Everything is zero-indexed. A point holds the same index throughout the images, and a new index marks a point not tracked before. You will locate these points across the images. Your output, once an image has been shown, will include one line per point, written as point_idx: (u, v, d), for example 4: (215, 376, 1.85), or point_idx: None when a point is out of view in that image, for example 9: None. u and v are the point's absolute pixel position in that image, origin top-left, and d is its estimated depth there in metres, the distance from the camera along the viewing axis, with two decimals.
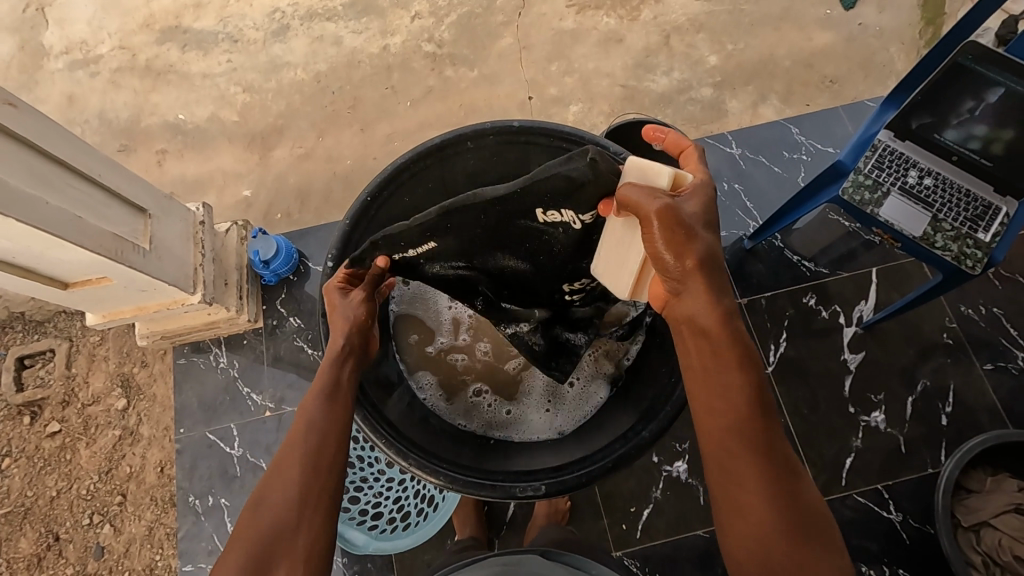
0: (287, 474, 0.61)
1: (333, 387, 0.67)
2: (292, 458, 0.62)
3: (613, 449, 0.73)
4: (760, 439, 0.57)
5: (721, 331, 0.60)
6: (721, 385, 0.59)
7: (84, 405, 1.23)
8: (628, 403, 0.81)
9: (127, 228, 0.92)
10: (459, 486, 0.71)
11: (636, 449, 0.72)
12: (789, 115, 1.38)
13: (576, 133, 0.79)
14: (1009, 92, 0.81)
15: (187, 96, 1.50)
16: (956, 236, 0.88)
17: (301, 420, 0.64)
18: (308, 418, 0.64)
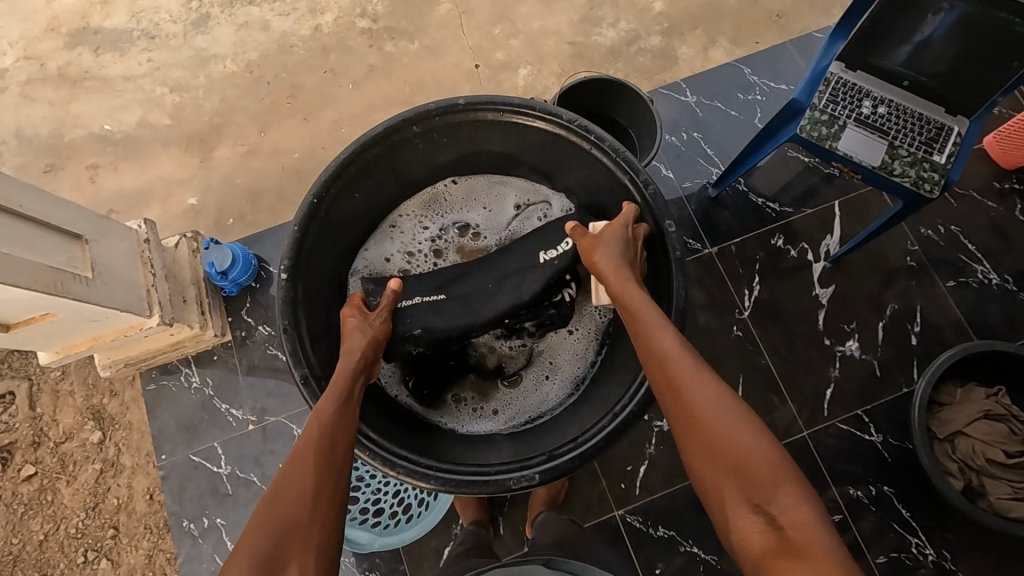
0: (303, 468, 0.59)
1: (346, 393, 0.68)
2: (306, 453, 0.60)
3: (603, 426, 0.73)
4: (693, 388, 0.61)
5: (642, 306, 0.68)
6: (655, 353, 0.64)
7: (57, 443, 1.18)
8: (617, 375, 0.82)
9: (62, 257, 0.86)
10: (452, 487, 0.70)
11: (625, 423, 0.71)
12: (739, 55, 1.36)
13: (526, 103, 0.75)
14: (968, 18, 0.79)
15: (110, 103, 1.39)
16: (913, 161, 0.89)
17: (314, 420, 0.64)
18: (321, 419, 0.64)
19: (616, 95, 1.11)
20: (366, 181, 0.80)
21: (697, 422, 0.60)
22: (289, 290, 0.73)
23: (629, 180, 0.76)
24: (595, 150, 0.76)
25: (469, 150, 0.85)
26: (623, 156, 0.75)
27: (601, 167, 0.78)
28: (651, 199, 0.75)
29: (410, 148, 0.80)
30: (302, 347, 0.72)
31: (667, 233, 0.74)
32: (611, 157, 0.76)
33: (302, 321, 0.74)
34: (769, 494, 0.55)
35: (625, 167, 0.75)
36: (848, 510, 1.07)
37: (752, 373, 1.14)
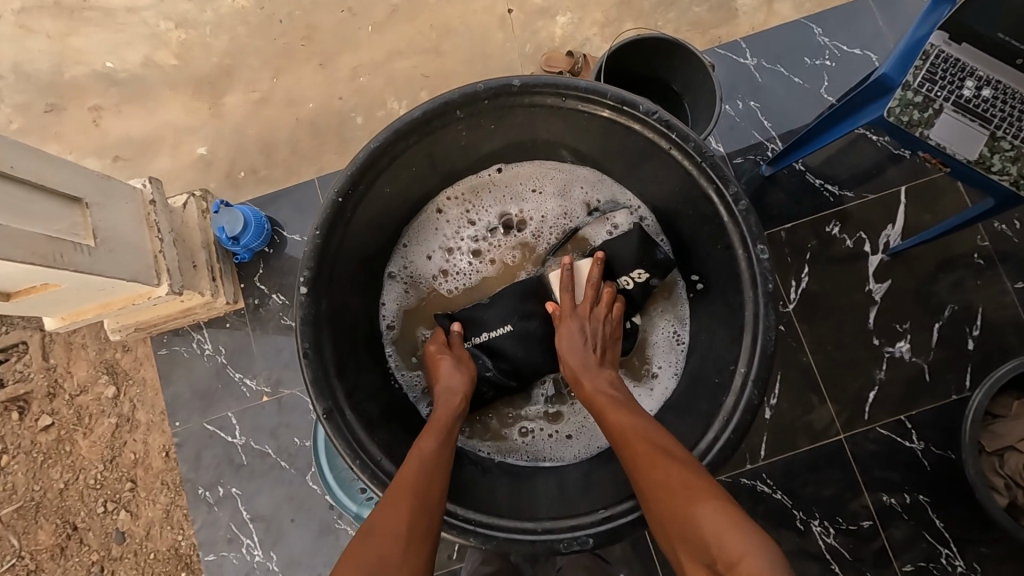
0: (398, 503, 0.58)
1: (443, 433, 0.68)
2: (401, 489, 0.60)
3: None
4: (648, 452, 0.61)
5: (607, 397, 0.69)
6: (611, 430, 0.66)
7: (73, 395, 1.16)
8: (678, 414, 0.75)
9: (61, 224, 0.79)
10: (496, 545, 0.66)
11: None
12: (809, 11, 1.20)
13: (596, 89, 0.66)
14: None
15: (111, 38, 1.27)
16: (1016, 156, 0.78)
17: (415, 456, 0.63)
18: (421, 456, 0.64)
19: (672, 57, 0.98)
20: (402, 170, 0.71)
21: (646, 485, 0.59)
22: (312, 305, 0.66)
23: (714, 192, 0.67)
24: (674, 150, 0.67)
25: (518, 138, 0.76)
26: (709, 161, 0.66)
27: (677, 170, 0.69)
28: (741, 219, 0.66)
29: (453, 134, 0.71)
30: (327, 380, 0.66)
31: (756, 261, 0.67)
32: (694, 161, 0.67)
33: (325, 342, 0.68)
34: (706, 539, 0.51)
35: (712, 175, 0.66)
36: (878, 517, 1.03)
37: (792, 369, 1.07)
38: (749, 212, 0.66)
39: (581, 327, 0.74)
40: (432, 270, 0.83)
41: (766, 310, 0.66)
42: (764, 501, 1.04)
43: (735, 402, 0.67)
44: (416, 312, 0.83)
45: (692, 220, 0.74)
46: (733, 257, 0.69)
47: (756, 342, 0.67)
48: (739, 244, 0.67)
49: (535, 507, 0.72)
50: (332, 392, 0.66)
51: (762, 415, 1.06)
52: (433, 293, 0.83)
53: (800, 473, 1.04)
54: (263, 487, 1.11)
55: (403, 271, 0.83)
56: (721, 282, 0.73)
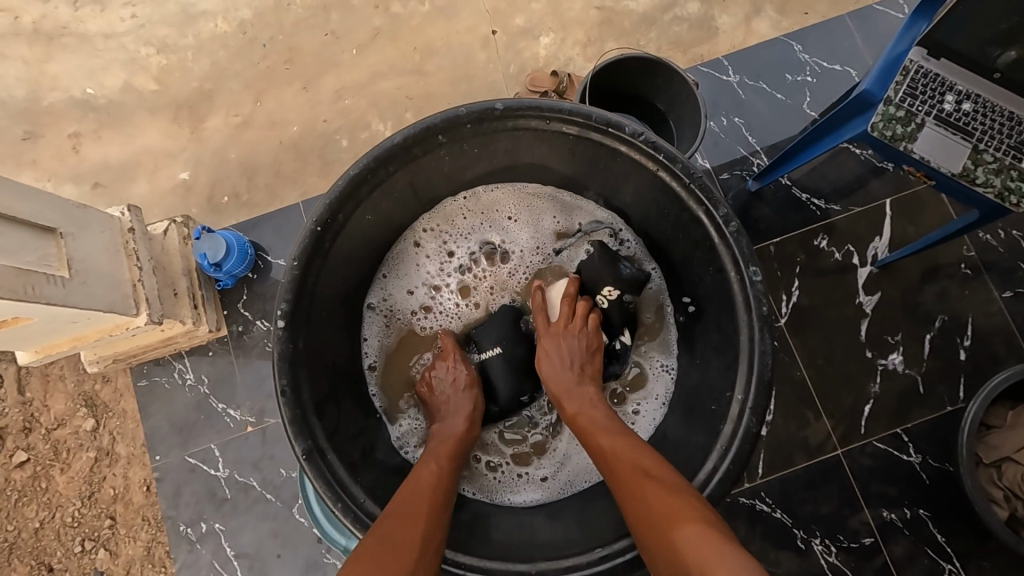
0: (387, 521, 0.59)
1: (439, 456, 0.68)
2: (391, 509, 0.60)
3: None
4: (639, 480, 0.59)
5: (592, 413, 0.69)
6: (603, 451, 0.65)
7: (49, 430, 1.12)
8: (676, 439, 0.74)
9: (33, 255, 0.76)
10: None
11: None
12: (788, 29, 1.22)
13: (579, 111, 0.65)
14: None
15: (91, 64, 1.25)
16: (998, 168, 0.78)
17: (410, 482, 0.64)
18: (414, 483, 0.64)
19: (655, 76, 0.99)
20: (383, 196, 0.70)
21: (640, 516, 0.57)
22: (289, 341, 0.64)
23: (704, 214, 0.66)
24: (661, 171, 0.66)
25: (501, 161, 0.75)
26: (697, 181, 0.65)
27: (666, 190, 0.68)
28: (732, 240, 0.65)
29: (435, 160, 0.70)
30: (305, 416, 0.64)
31: (749, 283, 0.65)
32: (683, 182, 0.66)
33: (304, 381, 0.65)
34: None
35: (701, 196, 0.65)
36: (879, 533, 1.02)
37: (786, 384, 1.06)
38: (740, 233, 0.65)
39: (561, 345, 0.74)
40: (411, 301, 0.82)
41: (761, 334, 0.64)
42: (764, 520, 1.02)
43: (732, 431, 0.65)
44: (399, 343, 0.82)
45: (680, 240, 0.73)
46: (726, 278, 0.67)
47: (751, 366, 0.65)
48: (731, 266, 0.66)
49: (529, 547, 0.69)
50: (312, 431, 0.64)
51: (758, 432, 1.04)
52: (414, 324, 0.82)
53: (798, 489, 1.03)
54: (248, 521, 1.07)
55: (382, 303, 0.81)
56: (713, 304, 0.72)
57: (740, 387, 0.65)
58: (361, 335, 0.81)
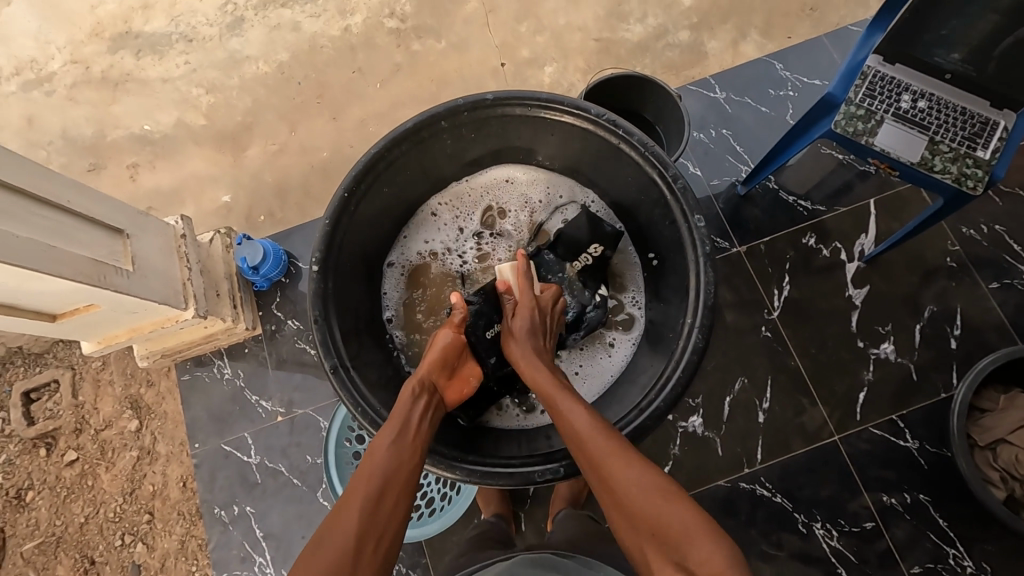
0: (353, 506, 0.58)
1: (403, 427, 0.67)
2: (354, 496, 0.59)
3: (629, 420, 0.72)
4: (606, 463, 0.62)
5: (542, 380, 0.72)
6: (567, 432, 0.67)
7: (98, 430, 1.21)
8: (642, 371, 0.82)
9: (105, 250, 0.90)
10: (477, 477, 0.71)
11: (652, 420, 0.71)
12: (771, 50, 1.33)
13: (555, 98, 0.76)
14: None
15: (149, 104, 1.44)
16: (955, 157, 0.87)
17: (368, 463, 0.62)
18: (374, 463, 0.62)
19: (643, 91, 1.10)
20: (396, 175, 0.81)
21: (615, 496, 0.60)
22: (319, 295, 0.74)
23: (657, 176, 0.76)
24: (623, 145, 0.77)
25: (496, 145, 0.86)
26: (651, 151, 0.75)
27: (629, 163, 0.78)
28: (680, 193, 0.74)
29: (440, 143, 0.82)
30: (333, 342, 0.73)
31: (695, 228, 0.74)
32: (639, 151, 0.76)
33: (333, 316, 0.75)
34: (681, 545, 0.54)
35: (654, 161, 0.75)
36: (880, 517, 1.04)
37: (780, 374, 1.11)
38: (686, 188, 0.74)
39: (531, 312, 0.78)
40: (427, 264, 0.93)
41: (705, 266, 0.73)
42: (765, 505, 1.05)
43: (685, 344, 0.72)
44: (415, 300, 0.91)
45: (654, 220, 0.82)
46: (677, 226, 0.76)
47: (697, 296, 0.73)
48: (680, 216, 0.75)
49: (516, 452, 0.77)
50: (337, 352, 0.73)
51: (755, 420, 1.09)
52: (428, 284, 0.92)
53: (797, 475, 1.06)
54: (277, 504, 1.16)
55: (401, 260, 0.92)
56: (670, 255, 0.81)
57: (689, 308, 0.73)
58: (382, 289, 0.91)
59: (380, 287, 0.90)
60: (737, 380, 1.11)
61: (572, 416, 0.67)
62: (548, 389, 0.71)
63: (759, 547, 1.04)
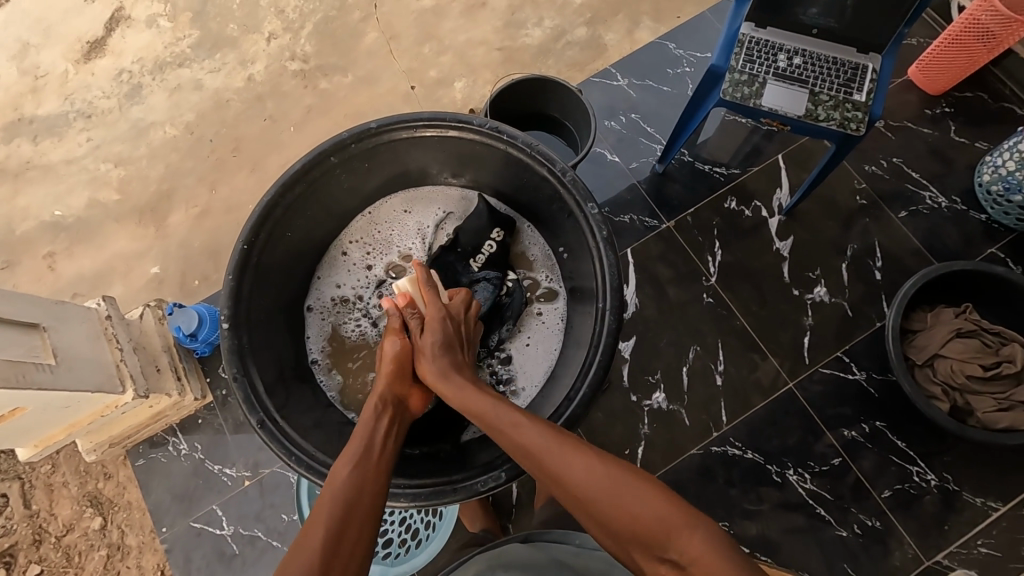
0: (317, 527, 0.55)
1: (367, 449, 0.64)
2: (318, 521, 0.55)
3: (561, 412, 0.72)
4: (569, 470, 0.59)
5: (473, 399, 0.67)
6: (519, 445, 0.62)
7: (58, 538, 1.13)
8: (574, 347, 0.83)
9: (22, 348, 0.86)
10: (422, 500, 0.71)
11: (582, 407, 0.71)
12: (663, 32, 1.39)
13: (436, 116, 0.78)
14: None
15: (56, 188, 1.37)
16: (836, 104, 0.93)
17: (327, 491, 0.58)
18: (335, 486, 0.59)
19: (546, 92, 1.14)
20: (298, 217, 0.82)
21: (581, 498, 0.58)
22: (237, 352, 0.73)
23: (547, 172, 0.78)
24: (509, 149, 0.79)
25: (393, 171, 0.88)
26: (536, 150, 0.78)
27: (520, 164, 0.81)
28: (570, 185, 0.76)
29: (335, 179, 0.82)
30: (258, 397, 0.73)
31: (591, 216, 0.76)
32: (525, 153, 0.78)
33: (253, 369, 0.75)
34: (665, 542, 0.54)
35: (541, 159, 0.77)
36: (845, 451, 1.09)
37: (730, 336, 1.15)
38: (576, 178, 0.76)
39: (441, 324, 0.74)
40: (346, 306, 0.92)
41: (607, 250, 0.75)
42: (738, 463, 1.08)
43: (600, 327, 0.74)
44: (340, 342, 0.91)
45: (559, 216, 0.83)
46: (575, 216, 0.78)
47: (604, 279, 0.74)
48: (575, 206, 0.77)
49: (461, 465, 0.77)
50: (263, 405, 0.73)
51: (715, 384, 1.12)
52: (350, 323, 0.91)
53: (762, 428, 1.10)
54: (259, 571, 1.12)
55: (320, 303, 0.92)
56: (576, 245, 0.83)
57: (598, 291, 0.75)
58: (307, 335, 0.90)
59: (305, 334, 0.90)
60: (691, 350, 1.14)
61: (525, 430, 0.62)
62: (488, 411, 0.66)
63: (740, 506, 1.06)
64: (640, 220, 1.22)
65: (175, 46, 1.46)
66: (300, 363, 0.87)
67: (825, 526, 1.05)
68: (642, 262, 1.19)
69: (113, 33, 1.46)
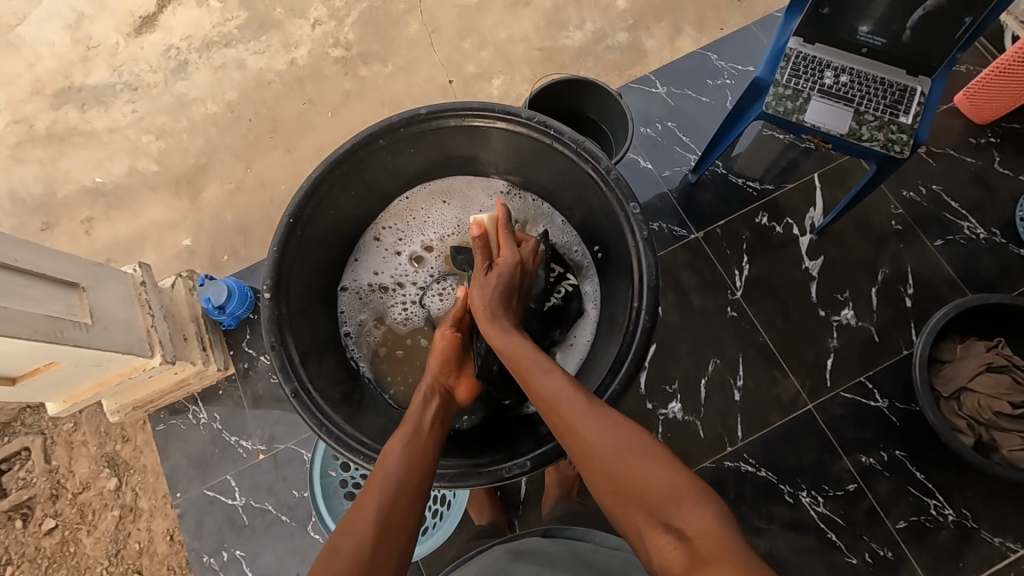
0: (372, 496, 0.58)
1: (415, 431, 0.67)
2: (370, 493, 0.59)
3: None
4: (587, 429, 0.61)
5: (512, 344, 0.71)
6: (542, 394, 0.65)
7: (75, 494, 1.16)
8: (606, 342, 0.83)
9: (61, 306, 0.89)
10: (447, 481, 0.72)
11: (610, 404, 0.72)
12: (705, 42, 1.38)
13: (485, 106, 0.79)
14: None
15: (97, 156, 1.41)
16: (880, 125, 0.92)
17: (377, 475, 0.61)
18: (386, 467, 0.62)
19: (587, 93, 1.14)
20: (339, 197, 0.83)
21: (595, 457, 0.59)
22: (274, 323, 0.75)
23: (592, 169, 0.78)
24: (555, 143, 0.80)
25: (436, 157, 0.89)
26: (583, 146, 0.78)
27: (564, 159, 0.81)
28: (614, 184, 0.77)
29: (380, 161, 0.84)
30: (292, 366, 0.74)
31: (631, 215, 0.76)
32: (571, 149, 0.79)
33: (289, 340, 0.76)
34: (671, 509, 0.53)
35: (587, 156, 0.78)
36: (861, 478, 1.07)
37: (751, 351, 1.14)
38: (619, 177, 0.77)
39: (511, 269, 0.79)
40: (382, 289, 0.94)
41: (646, 250, 0.75)
42: (750, 480, 1.07)
43: (634, 327, 0.74)
44: (374, 323, 0.93)
45: (598, 215, 0.84)
46: (616, 215, 0.79)
47: (642, 279, 0.75)
48: (618, 205, 0.77)
49: (485, 453, 0.78)
50: (297, 375, 0.74)
51: (732, 397, 1.12)
52: (385, 309, 0.93)
53: (778, 447, 1.09)
54: (267, 543, 1.14)
55: (355, 286, 0.93)
56: (613, 243, 0.83)
57: (635, 289, 0.75)
58: (341, 315, 0.92)
59: (336, 313, 0.91)
60: (710, 362, 1.14)
61: (550, 385, 0.65)
62: (523, 360, 0.69)
63: (750, 523, 1.05)
64: (669, 228, 1.22)
65: (223, 25, 1.49)
66: (330, 340, 0.88)
67: (835, 551, 1.04)
68: (667, 270, 1.19)
69: (165, 9, 1.50)
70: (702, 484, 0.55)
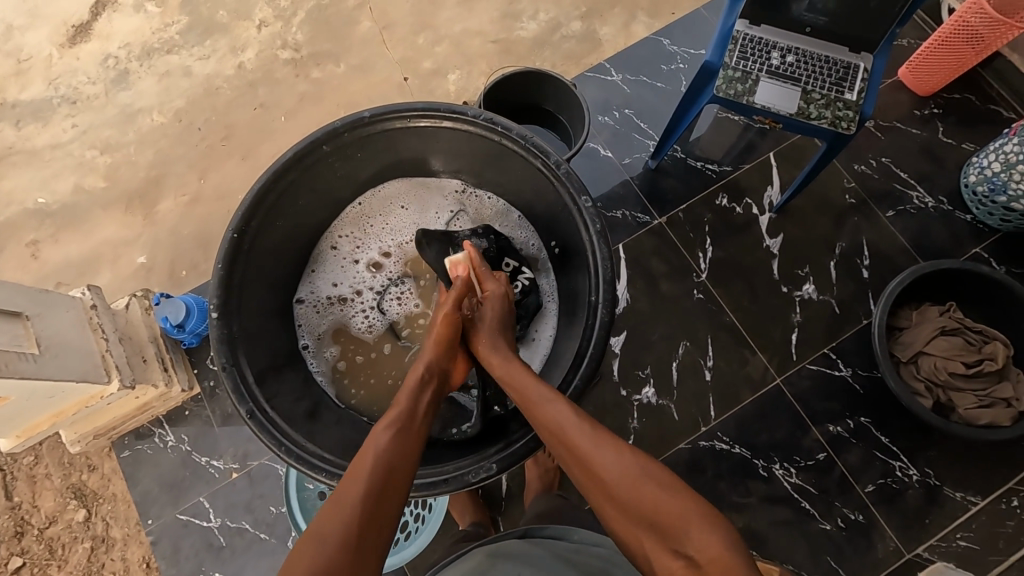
0: (353, 493, 0.56)
1: (406, 417, 0.66)
2: (357, 474, 0.58)
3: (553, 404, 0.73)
4: (595, 453, 0.61)
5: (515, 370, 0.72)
6: (548, 420, 0.65)
7: (41, 529, 1.11)
8: (568, 337, 0.84)
9: (5, 337, 0.84)
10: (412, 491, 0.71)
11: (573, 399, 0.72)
12: (658, 27, 1.39)
13: (430, 106, 0.78)
14: None
15: (39, 175, 1.34)
16: (827, 103, 0.94)
17: (364, 460, 0.59)
18: (371, 455, 0.60)
19: (541, 85, 1.13)
20: (289, 207, 0.81)
21: (603, 482, 0.59)
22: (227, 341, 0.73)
23: (542, 165, 0.78)
24: (504, 140, 0.79)
25: (386, 160, 0.87)
26: (531, 142, 0.77)
27: (514, 155, 0.81)
28: (564, 179, 0.77)
29: (327, 168, 0.82)
30: (247, 386, 0.72)
31: (584, 209, 0.76)
32: (520, 145, 0.78)
33: (243, 358, 0.74)
34: (681, 533, 0.54)
35: (536, 152, 0.77)
36: (831, 446, 1.10)
37: (720, 331, 1.16)
38: (569, 171, 0.77)
39: (501, 300, 0.81)
40: (341, 298, 0.92)
41: (600, 244, 0.75)
42: (726, 457, 1.10)
43: (591, 322, 0.74)
44: (335, 332, 0.91)
45: (552, 210, 0.83)
46: (569, 209, 0.79)
47: (597, 273, 0.75)
48: (570, 199, 0.77)
49: (451, 459, 0.77)
50: (252, 395, 0.72)
51: (704, 378, 1.13)
52: (346, 319, 0.92)
53: (750, 423, 1.11)
54: (248, 562, 1.11)
55: (312, 298, 0.91)
56: (568, 238, 0.83)
57: (591, 284, 0.75)
58: (300, 327, 0.90)
59: (295, 326, 0.89)
60: (681, 345, 1.15)
61: (555, 410, 0.65)
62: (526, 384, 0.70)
63: (729, 499, 1.08)
64: (633, 215, 1.22)
65: (165, 31, 1.43)
66: (290, 355, 0.86)
67: (810, 519, 1.07)
68: (634, 258, 1.20)
69: (101, 16, 1.43)
70: (708, 504, 0.56)
